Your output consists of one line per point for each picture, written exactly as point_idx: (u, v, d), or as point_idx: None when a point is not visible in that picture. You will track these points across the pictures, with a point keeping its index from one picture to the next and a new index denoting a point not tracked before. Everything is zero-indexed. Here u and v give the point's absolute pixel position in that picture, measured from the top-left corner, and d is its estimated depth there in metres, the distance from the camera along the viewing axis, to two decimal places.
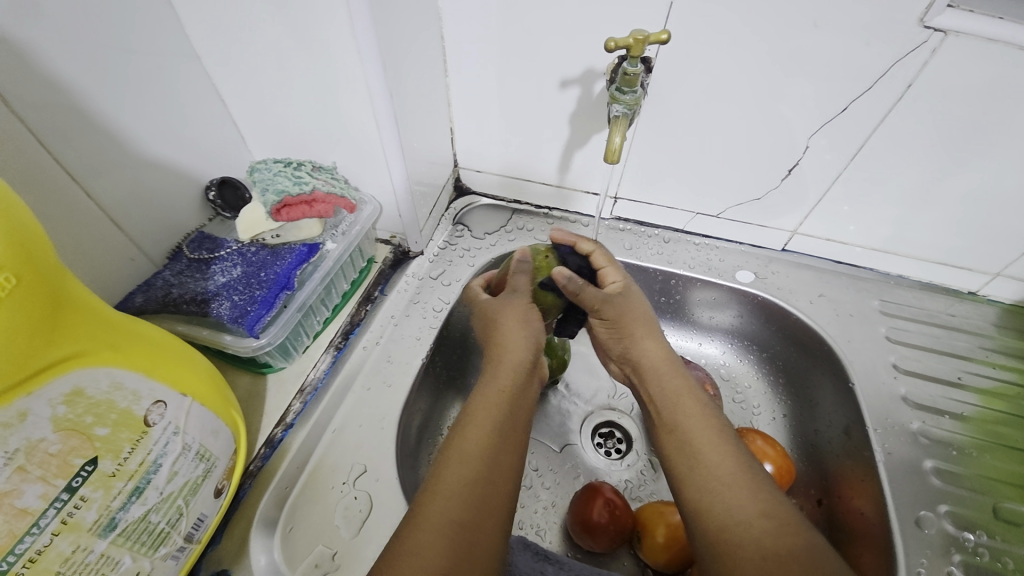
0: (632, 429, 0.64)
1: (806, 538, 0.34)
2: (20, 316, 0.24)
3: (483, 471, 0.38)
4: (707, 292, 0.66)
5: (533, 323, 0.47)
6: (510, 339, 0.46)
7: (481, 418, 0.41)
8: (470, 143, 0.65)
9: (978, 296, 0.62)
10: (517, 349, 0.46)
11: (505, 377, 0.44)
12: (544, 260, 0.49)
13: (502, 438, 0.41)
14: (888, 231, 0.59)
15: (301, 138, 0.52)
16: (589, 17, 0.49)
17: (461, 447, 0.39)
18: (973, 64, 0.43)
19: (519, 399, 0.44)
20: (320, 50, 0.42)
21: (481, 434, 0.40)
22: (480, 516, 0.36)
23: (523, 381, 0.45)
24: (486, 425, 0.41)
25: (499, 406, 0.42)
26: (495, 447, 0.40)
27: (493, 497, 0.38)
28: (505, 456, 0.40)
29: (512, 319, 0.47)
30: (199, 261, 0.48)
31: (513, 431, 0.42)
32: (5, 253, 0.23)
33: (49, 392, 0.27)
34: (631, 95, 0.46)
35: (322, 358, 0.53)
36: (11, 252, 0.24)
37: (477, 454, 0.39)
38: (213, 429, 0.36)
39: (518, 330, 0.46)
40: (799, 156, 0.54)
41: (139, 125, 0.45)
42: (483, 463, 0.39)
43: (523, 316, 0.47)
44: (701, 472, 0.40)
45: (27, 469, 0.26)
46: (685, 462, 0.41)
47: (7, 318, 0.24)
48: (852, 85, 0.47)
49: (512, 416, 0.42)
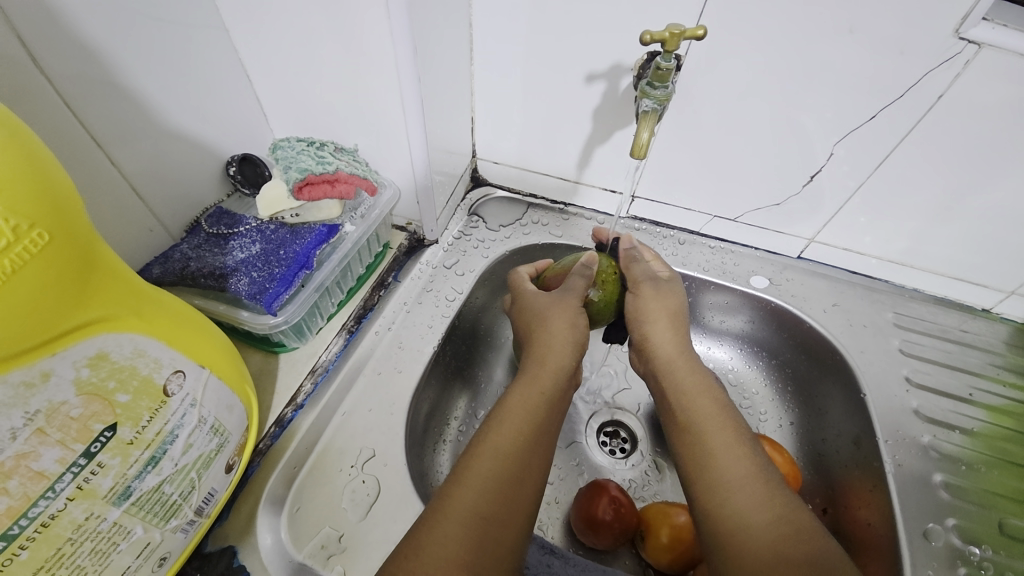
0: (638, 429, 0.64)
1: (816, 550, 0.33)
2: (49, 273, 0.24)
3: (509, 467, 0.38)
4: (720, 295, 0.66)
5: (580, 325, 0.47)
6: (557, 341, 0.46)
7: (514, 412, 0.41)
8: (490, 135, 0.64)
9: (991, 314, 0.62)
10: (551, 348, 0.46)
11: (548, 377, 0.44)
12: (609, 274, 0.50)
13: (536, 433, 0.41)
14: (905, 244, 0.58)
15: (324, 117, 0.52)
16: (622, 13, 0.48)
17: (492, 443, 0.39)
18: (1005, 78, 0.43)
19: (552, 396, 0.43)
20: (349, 27, 0.42)
21: (513, 430, 0.40)
22: (502, 510, 0.36)
23: (559, 378, 0.45)
24: (518, 422, 0.41)
25: (533, 401, 0.42)
26: (526, 445, 0.40)
27: (520, 493, 0.37)
28: (539, 455, 0.40)
29: (562, 317, 0.47)
30: (217, 236, 0.47)
31: (546, 427, 0.42)
32: (39, 207, 0.23)
33: (73, 354, 0.26)
34: (662, 90, 0.45)
35: (334, 341, 0.53)
36: (43, 206, 0.23)
37: (507, 449, 0.39)
38: (228, 404, 0.36)
39: (565, 332, 0.47)
40: (822, 165, 0.54)
41: (163, 96, 0.44)
42: (513, 458, 0.38)
43: (573, 319, 0.47)
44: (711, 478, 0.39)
45: (46, 432, 0.25)
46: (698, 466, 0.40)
47: (38, 273, 0.23)
48: (882, 95, 0.47)
49: (543, 411, 0.42)
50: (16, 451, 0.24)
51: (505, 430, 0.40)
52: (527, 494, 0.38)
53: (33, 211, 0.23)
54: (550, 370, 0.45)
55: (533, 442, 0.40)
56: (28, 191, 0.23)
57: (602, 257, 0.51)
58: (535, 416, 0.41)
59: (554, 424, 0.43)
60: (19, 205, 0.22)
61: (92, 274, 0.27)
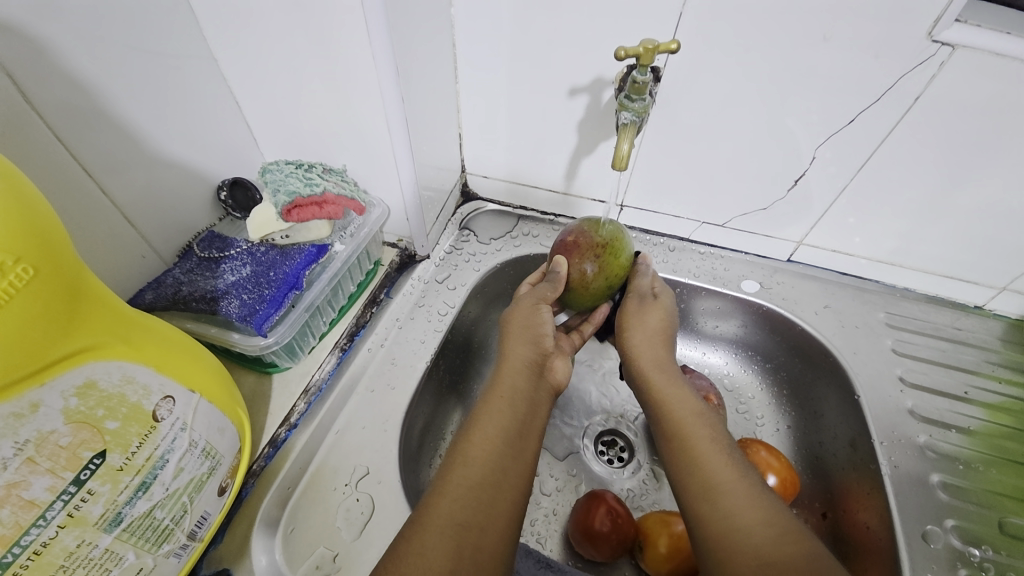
0: (634, 438, 0.64)
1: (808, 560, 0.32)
2: (36, 306, 0.24)
3: (485, 472, 0.38)
4: (711, 301, 0.66)
5: (532, 327, 0.48)
6: (515, 346, 0.47)
7: (489, 419, 0.41)
8: (478, 150, 0.65)
9: (984, 310, 0.62)
10: (521, 355, 0.46)
11: (507, 383, 0.44)
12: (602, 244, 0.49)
13: (508, 439, 0.41)
14: (893, 244, 0.59)
15: (313, 140, 0.53)
16: (600, 29, 0.50)
17: (464, 450, 0.39)
18: (979, 78, 0.43)
19: (522, 400, 0.43)
20: (334, 53, 0.43)
21: (488, 438, 0.40)
22: (481, 516, 0.36)
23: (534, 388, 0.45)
24: (489, 428, 0.41)
25: (508, 409, 0.42)
26: (498, 447, 0.40)
27: (499, 499, 0.37)
28: (513, 462, 0.39)
29: (517, 325, 0.48)
30: (209, 260, 0.47)
31: (523, 439, 0.41)
32: (23, 242, 0.24)
33: (61, 383, 0.26)
34: (640, 103, 0.46)
35: (327, 359, 0.53)
36: (28, 243, 0.24)
37: (481, 455, 0.39)
38: (219, 427, 0.36)
39: (520, 335, 0.48)
40: (806, 168, 0.55)
41: (153, 126, 0.45)
42: (491, 465, 0.39)
43: (527, 320, 0.48)
44: (701, 483, 0.39)
45: (36, 461, 0.25)
46: (686, 470, 0.41)
47: (21, 308, 0.24)
48: (859, 98, 0.48)
49: (516, 416, 0.42)
50: (6, 481, 0.24)
51: (478, 438, 0.40)
52: (508, 500, 0.38)
53: (17, 246, 0.23)
54: (511, 375, 0.45)
55: (506, 447, 0.40)
56: (8, 229, 0.23)
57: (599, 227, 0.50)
58: (512, 423, 0.41)
59: (535, 431, 0.43)
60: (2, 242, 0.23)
61: (79, 304, 0.27)
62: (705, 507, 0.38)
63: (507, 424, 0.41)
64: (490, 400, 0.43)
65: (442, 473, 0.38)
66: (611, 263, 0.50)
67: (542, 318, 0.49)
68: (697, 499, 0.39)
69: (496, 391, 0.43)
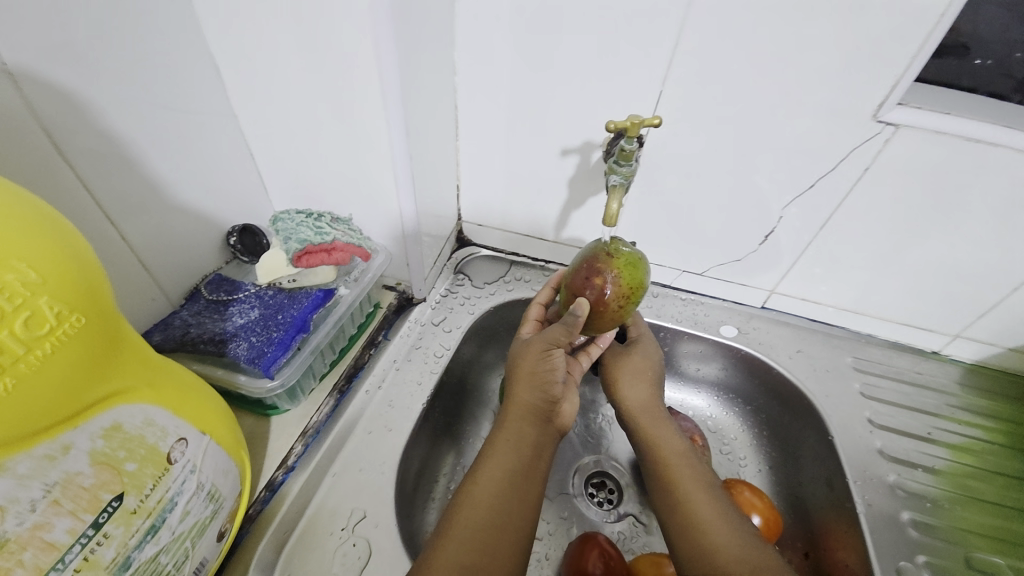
0: (623, 480, 0.65)
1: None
2: (83, 352, 0.25)
3: (490, 513, 0.40)
4: (693, 344, 0.70)
5: (540, 373, 0.47)
6: (523, 388, 0.46)
7: (498, 462, 0.43)
8: (475, 200, 0.70)
9: (941, 355, 0.67)
10: (529, 398, 0.46)
11: (514, 427, 0.45)
12: (622, 272, 0.46)
13: (513, 480, 0.42)
14: (854, 293, 0.65)
15: (323, 191, 0.56)
16: (589, 99, 0.56)
17: (472, 493, 0.41)
18: (917, 152, 0.50)
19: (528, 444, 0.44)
20: (350, 115, 0.47)
21: (495, 478, 0.42)
22: (483, 556, 0.38)
23: (542, 434, 0.45)
24: (496, 469, 0.42)
25: (513, 452, 0.43)
26: (505, 489, 0.41)
27: (501, 540, 0.39)
28: (517, 504, 0.41)
29: (526, 367, 0.47)
30: (217, 302, 0.49)
31: (527, 482, 0.43)
32: (84, 295, 0.25)
33: (91, 426, 0.27)
34: (627, 167, 0.51)
35: (325, 401, 0.54)
36: (88, 296, 0.26)
37: (485, 496, 0.41)
38: (224, 470, 0.37)
39: (528, 380, 0.47)
40: (774, 225, 0.61)
41: (176, 177, 0.48)
42: (495, 507, 0.40)
43: (534, 366, 0.47)
44: (684, 522, 0.42)
45: (61, 502, 0.26)
46: (673, 508, 0.43)
47: (73, 354, 0.25)
48: (817, 166, 0.54)
49: (522, 460, 0.43)
50: (32, 523, 0.25)
51: (485, 479, 0.42)
52: (512, 538, 0.39)
53: (78, 299, 0.25)
54: (518, 419, 0.45)
55: (512, 489, 0.42)
56: (75, 283, 0.25)
57: (615, 253, 0.47)
58: (517, 465, 0.43)
59: (538, 475, 0.44)
60: (67, 295, 0.24)
61: (115, 348, 0.28)
62: (687, 543, 0.41)
63: (514, 467, 0.43)
64: (501, 441, 0.44)
65: (448, 515, 0.40)
66: (630, 293, 0.47)
67: (552, 364, 0.47)
68: (680, 535, 0.42)
69: (502, 437, 0.44)
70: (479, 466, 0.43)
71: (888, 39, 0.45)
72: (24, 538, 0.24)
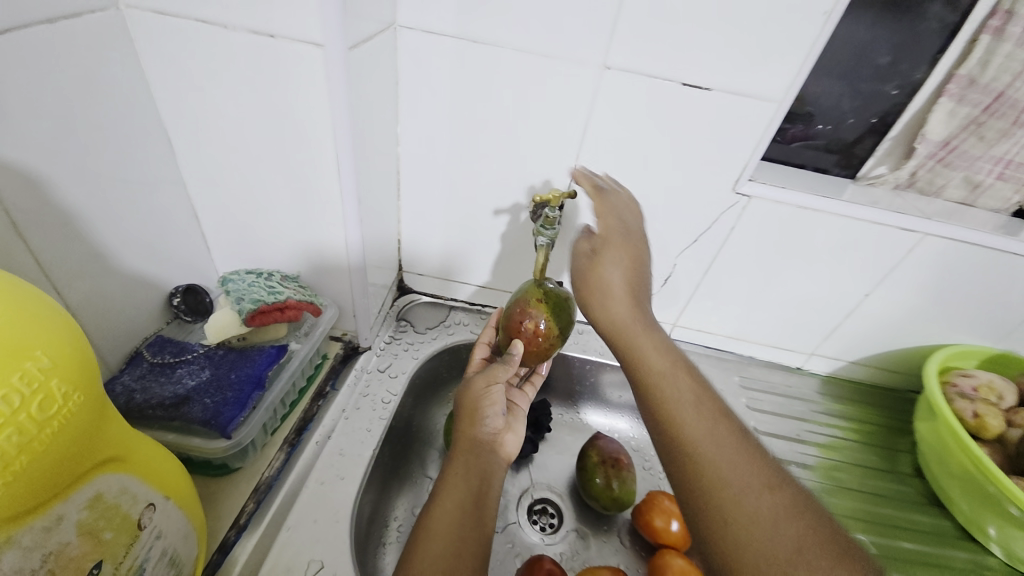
0: (562, 505, 0.72)
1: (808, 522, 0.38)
2: (83, 426, 0.27)
3: (446, 541, 0.44)
4: (615, 374, 0.80)
5: (481, 410, 0.54)
6: (467, 425, 0.53)
7: (449, 494, 0.47)
8: (415, 252, 0.76)
9: (804, 369, 0.84)
10: (474, 433, 0.52)
11: (463, 462, 0.50)
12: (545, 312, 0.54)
13: (466, 509, 0.47)
14: (735, 323, 0.79)
15: (271, 250, 0.59)
16: (516, 168, 0.66)
17: (427, 526, 0.45)
18: (765, 216, 0.66)
19: (476, 475, 0.49)
20: (305, 183, 0.52)
21: (449, 509, 0.46)
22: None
23: (491, 463, 0.52)
24: (449, 501, 0.47)
25: (464, 482, 0.48)
26: (459, 518, 0.46)
27: (461, 564, 0.43)
28: (472, 531, 0.45)
29: (469, 405, 0.54)
30: (162, 365, 0.49)
31: (479, 509, 0.47)
32: (83, 373, 0.26)
33: (79, 497, 0.28)
34: (551, 231, 0.59)
35: (276, 456, 0.55)
36: (86, 373, 0.27)
37: (442, 527, 0.45)
38: (185, 533, 0.38)
39: (472, 415, 0.53)
40: (671, 270, 0.74)
41: (126, 246, 0.48)
42: (451, 536, 0.44)
43: (475, 404, 0.54)
44: (702, 457, 0.43)
45: (53, 573, 0.27)
46: (690, 442, 0.44)
47: (76, 430, 0.27)
48: (698, 225, 0.68)
49: (473, 490, 0.48)
50: None
51: (439, 511, 0.46)
52: (470, 561, 0.43)
53: (79, 377, 0.26)
54: (466, 453, 0.51)
55: (465, 518, 0.46)
56: (75, 363, 0.26)
57: (540, 293, 0.55)
58: (469, 495, 0.48)
59: (489, 502, 0.49)
60: (71, 375, 0.26)
61: (104, 418, 0.30)
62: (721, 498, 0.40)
63: (466, 498, 0.47)
64: (451, 475, 0.49)
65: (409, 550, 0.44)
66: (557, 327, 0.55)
67: (492, 399, 0.55)
68: (704, 481, 0.41)
69: (451, 472, 0.49)
70: (433, 500, 0.48)
71: (738, 136, 0.60)
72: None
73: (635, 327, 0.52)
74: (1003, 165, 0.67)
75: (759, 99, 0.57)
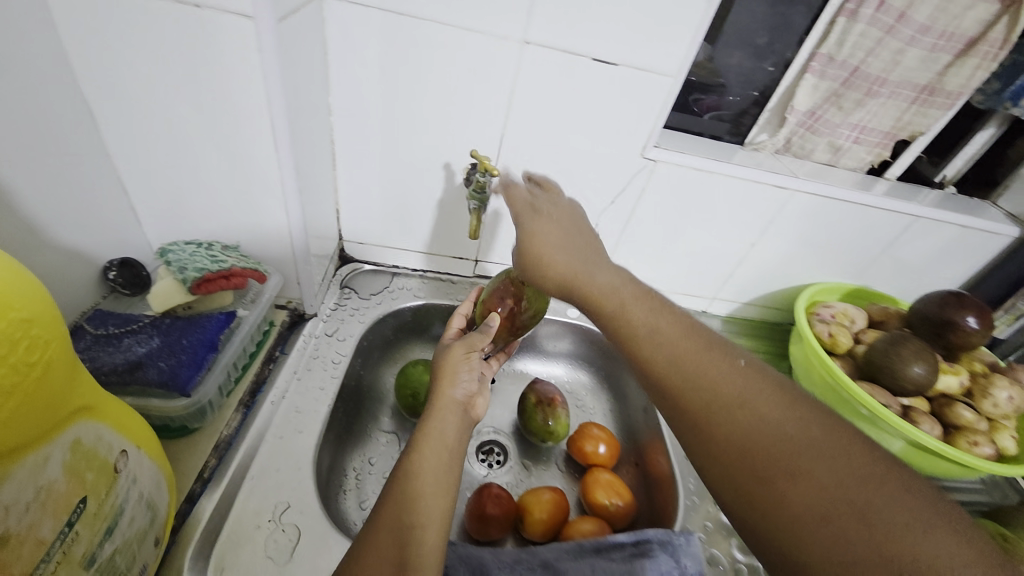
0: (508, 444, 0.82)
1: (818, 421, 0.36)
2: (61, 375, 0.30)
3: (415, 492, 0.45)
4: (549, 326, 0.89)
5: (460, 371, 0.56)
6: (445, 384, 0.54)
7: (422, 448, 0.48)
8: (354, 222, 0.79)
9: (707, 312, 0.98)
10: (452, 391, 0.54)
11: (438, 419, 0.51)
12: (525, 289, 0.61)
13: (436, 462, 0.48)
14: (649, 275, 0.91)
15: (207, 221, 0.60)
16: (448, 137, 0.70)
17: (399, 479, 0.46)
18: (668, 178, 0.76)
19: (446, 433, 0.50)
20: (240, 154, 0.54)
21: (419, 461, 0.47)
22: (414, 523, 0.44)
23: (463, 424, 0.53)
24: (420, 457, 0.48)
25: (436, 436, 0.49)
26: (428, 470, 0.47)
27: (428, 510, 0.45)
28: (441, 481, 0.47)
29: (449, 365, 0.56)
30: (108, 336, 0.49)
31: (448, 463, 0.48)
32: (56, 326, 0.30)
33: (63, 439, 0.31)
34: (481, 195, 0.66)
35: (233, 417, 0.58)
36: (58, 327, 0.30)
37: (411, 476, 0.47)
38: (158, 482, 0.42)
39: (451, 375, 0.55)
40: (593, 230, 0.83)
41: (53, 217, 0.47)
42: (421, 487, 0.46)
43: (455, 364, 0.56)
44: (723, 406, 0.38)
45: (48, 502, 0.30)
46: (703, 392, 0.39)
47: (55, 376, 0.30)
48: (613, 188, 0.77)
49: (447, 444, 0.49)
50: (29, 521, 0.29)
51: (408, 464, 0.47)
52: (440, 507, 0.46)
53: (53, 329, 0.29)
54: (442, 411, 0.52)
55: (435, 471, 0.47)
56: (49, 317, 0.29)
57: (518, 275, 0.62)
58: (441, 448, 0.49)
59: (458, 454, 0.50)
60: (48, 326, 0.29)
61: (75, 373, 0.33)
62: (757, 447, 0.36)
63: (438, 451, 0.48)
64: (424, 431, 0.50)
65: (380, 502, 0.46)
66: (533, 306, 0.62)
67: (469, 362, 0.56)
68: (732, 435, 0.37)
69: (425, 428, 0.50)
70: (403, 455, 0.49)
71: (643, 107, 0.68)
72: (25, 535, 0.28)
73: (586, 270, 0.50)
74: (859, 131, 0.81)
75: (660, 74, 0.66)
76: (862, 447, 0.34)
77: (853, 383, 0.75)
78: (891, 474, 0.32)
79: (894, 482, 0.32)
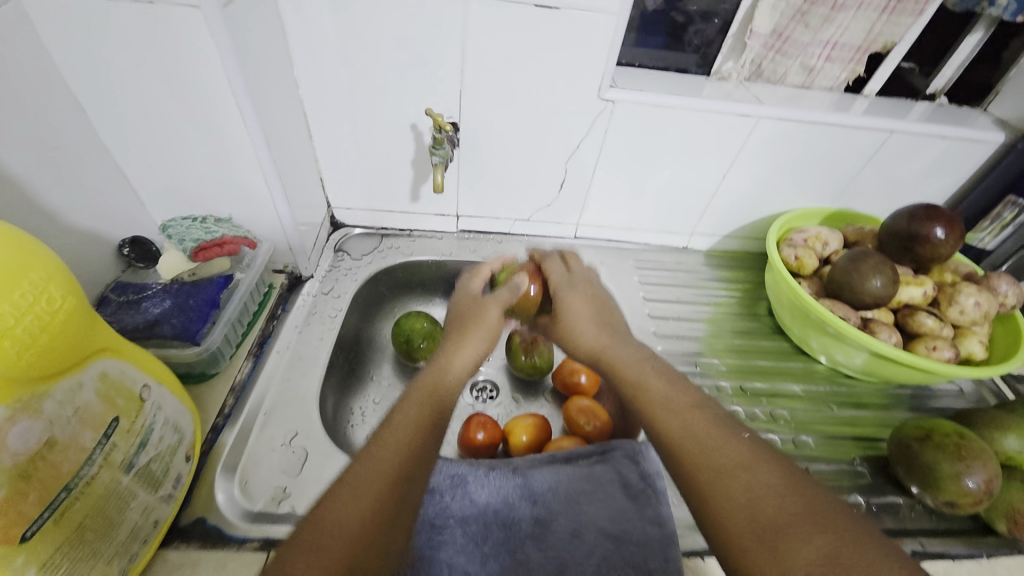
0: (499, 382, 0.90)
1: (797, 474, 0.40)
2: (81, 323, 0.39)
3: (409, 443, 0.45)
4: None
5: (482, 343, 0.56)
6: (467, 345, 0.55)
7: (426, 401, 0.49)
8: (338, 190, 0.85)
9: (688, 248, 1.01)
10: (472, 352, 0.55)
11: (448, 377, 0.52)
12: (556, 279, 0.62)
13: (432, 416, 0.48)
14: (625, 216, 0.94)
15: (201, 199, 0.67)
16: (411, 100, 0.74)
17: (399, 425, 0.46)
18: (628, 117, 0.78)
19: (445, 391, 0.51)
20: (217, 135, 0.60)
21: (418, 411, 0.48)
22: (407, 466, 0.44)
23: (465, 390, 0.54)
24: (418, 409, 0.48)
25: (441, 395, 0.50)
26: (425, 424, 0.47)
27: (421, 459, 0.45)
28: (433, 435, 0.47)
29: (474, 329, 0.56)
30: (128, 301, 0.59)
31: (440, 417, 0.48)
32: (70, 285, 0.37)
33: (91, 372, 0.41)
34: (441, 151, 0.75)
35: (244, 364, 0.67)
36: (72, 286, 0.38)
37: (410, 421, 0.47)
38: (184, 411, 0.52)
39: (474, 342, 0.55)
40: (563, 176, 0.86)
41: (67, 204, 0.56)
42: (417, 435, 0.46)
43: (477, 327, 0.57)
44: (676, 431, 0.45)
45: (83, 418, 0.40)
46: (662, 419, 0.46)
47: (76, 324, 0.38)
48: (575, 133, 0.80)
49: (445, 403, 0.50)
50: (70, 431, 0.39)
51: (409, 412, 0.48)
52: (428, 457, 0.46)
53: (69, 288, 0.37)
54: (452, 370, 0.53)
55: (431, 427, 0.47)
56: (64, 278, 0.37)
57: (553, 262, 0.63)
58: (441, 405, 0.49)
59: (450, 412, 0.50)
60: (64, 286, 0.37)
61: (95, 321, 0.42)
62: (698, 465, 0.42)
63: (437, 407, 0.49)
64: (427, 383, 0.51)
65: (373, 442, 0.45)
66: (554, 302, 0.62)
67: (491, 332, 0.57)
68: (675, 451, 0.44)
69: (432, 383, 0.51)
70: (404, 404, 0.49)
71: (592, 48, 0.70)
72: (68, 442, 0.38)
73: (610, 343, 0.54)
74: (829, 48, 0.80)
75: (604, 13, 0.67)
76: (834, 507, 0.37)
77: (816, 302, 0.78)
78: (841, 522, 0.36)
79: (832, 517, 0.36)
